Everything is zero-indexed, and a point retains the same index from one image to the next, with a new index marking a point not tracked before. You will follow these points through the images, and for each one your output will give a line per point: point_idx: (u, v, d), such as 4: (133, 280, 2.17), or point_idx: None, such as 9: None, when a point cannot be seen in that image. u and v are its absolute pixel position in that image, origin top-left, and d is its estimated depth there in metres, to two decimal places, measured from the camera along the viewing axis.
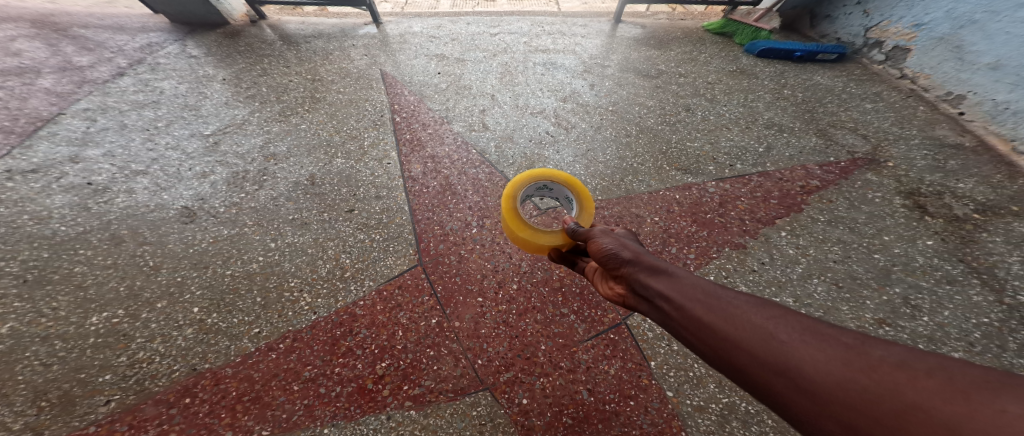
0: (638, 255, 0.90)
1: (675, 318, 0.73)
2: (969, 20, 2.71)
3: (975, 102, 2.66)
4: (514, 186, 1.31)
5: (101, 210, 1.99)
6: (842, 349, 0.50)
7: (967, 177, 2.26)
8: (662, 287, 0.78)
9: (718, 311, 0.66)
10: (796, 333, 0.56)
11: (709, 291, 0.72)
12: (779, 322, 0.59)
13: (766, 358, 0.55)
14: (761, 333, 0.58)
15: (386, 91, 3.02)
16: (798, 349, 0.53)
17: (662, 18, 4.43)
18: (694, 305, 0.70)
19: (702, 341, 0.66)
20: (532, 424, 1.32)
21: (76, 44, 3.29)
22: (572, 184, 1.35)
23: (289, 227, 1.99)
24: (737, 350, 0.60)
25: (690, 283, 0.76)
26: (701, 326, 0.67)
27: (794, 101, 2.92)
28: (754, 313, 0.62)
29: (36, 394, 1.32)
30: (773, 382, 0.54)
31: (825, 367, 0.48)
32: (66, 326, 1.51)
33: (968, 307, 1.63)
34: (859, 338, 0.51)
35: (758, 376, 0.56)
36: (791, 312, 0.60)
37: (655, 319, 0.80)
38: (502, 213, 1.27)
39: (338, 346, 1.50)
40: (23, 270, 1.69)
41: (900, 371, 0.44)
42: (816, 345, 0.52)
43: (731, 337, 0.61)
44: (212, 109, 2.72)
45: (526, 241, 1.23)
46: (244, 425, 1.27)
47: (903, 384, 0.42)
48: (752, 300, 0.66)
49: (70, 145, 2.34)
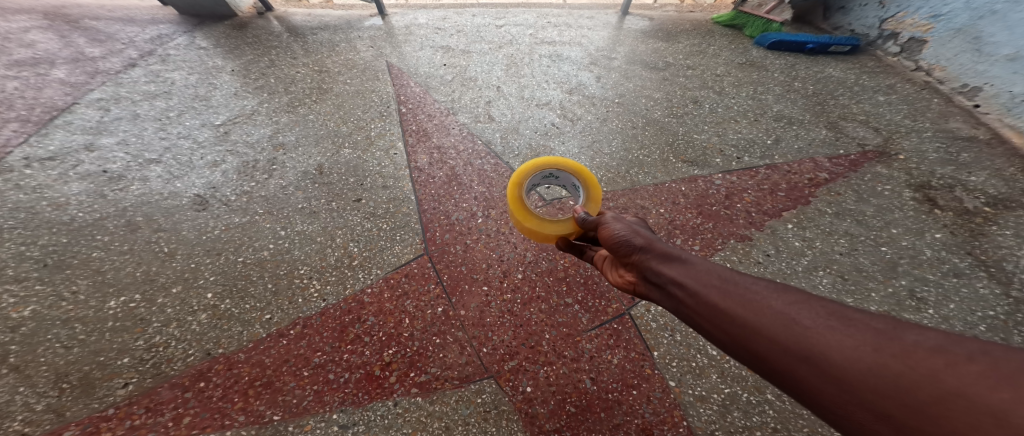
0: (649, 242, 0.91)
1: (689, 305, 0.75)
2: (989, 11, 2.65)
3: (991, 95, 2.61)
4: (521, 174, 1.30)
5: (117, 197, 2.04)
6: (872, 335, 0.50)
7: (980, 170, 2.22)
8: (675, 273, 0.80)
9: (736, 297, 0.67)
10: (819, 318, 0.56)
11: (725, 277, 0.73)
12: (801, 308, 0.60)
13: (789, 344, 0.56)
14: (783, 319, 0.59)
15: (392, 82, 3.02)
16: (821, 335, 0.53)
17: (670, 10, 4.36)
18: (709, 290, 0.72)
19: (719, 328, 0.68)
20: (536, 412, 1.35)
21: (88, 36, 3.34)
22: (580, 173, 1.34)
23: (298, 216, 2.02)
24: (757, 336, 0.61)
25: (705, 269, 0.77)
26: (719, 313, 0.68)
27: (804, 94, 2.88)
28: (774, 299, 0.63)
29: (57, 376, 1.36)
30: (797, 369, 0.54)
31: (853, 354, 0.49)
32: (85, 309, 1.56)
33: (974, 300, 1.62)
34: (888, 324, 0.50)
35: (781, 363, 0.57)
36: (812, 297, 0.61)
37: (668, 306, 0.81)
38: (508, 202, 1.27)
39: (346, 333, 1.54)
40: (43, 255, 1.74)
41: (936, 356, 0.43)
42: (841, 331, 0.53)
43: (749, 322, 0.63)
44: (222, 100, 2.76)
45: (534, 230, 1.24)
46: (256, 409, 1.31)
47: (941, 370, 0.41)
48: (772, 286, 0.67)
49: (85, 133, 2.40)
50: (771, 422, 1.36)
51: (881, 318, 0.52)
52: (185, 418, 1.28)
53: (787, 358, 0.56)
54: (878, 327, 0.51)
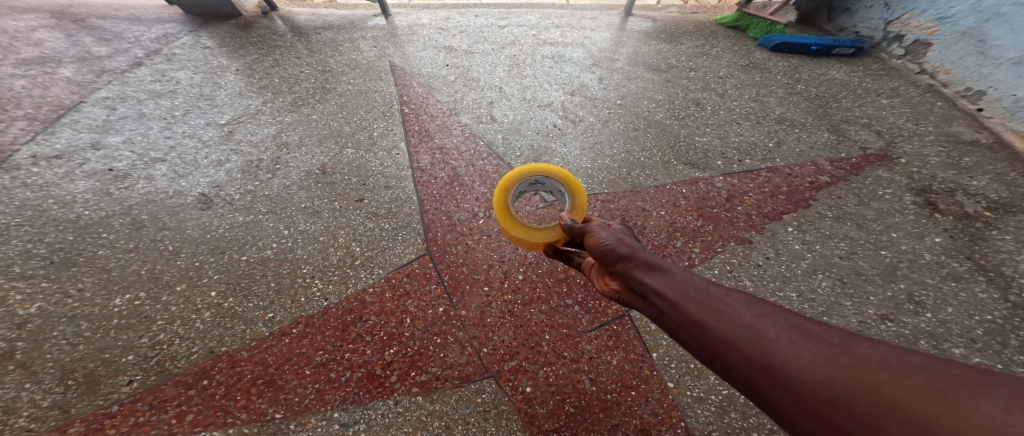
0: (634, 251, 0.92)
1: (667, 314, 0.75)
2: (996, 13, 2.64)
3: (995, 98, 2.60)
4: (508, 180, 1.31)
5: (123, 195, 2.06)
6: (827, 348, 0.51)
7: (982, 175, 2.22)
8: (655, 282, 0.80)
9: (710, 308, 0.68)
10: (784, 331, 0.57)
11: (702, 289, 0.74)
12: (768, 320, 0.61)
13: (754, 356, 0.57)
14: (750, 331, 0.60)
15: (396, 82, 3.04)
16: (784, 348, 0.54)
17: (673, 11, 4.35)
18: (687, 301, 0.72)
19: (695, 338, 0.68)
20: (535, 412, 1.36)
21: (94, 35, 3.37)
22: (567, 181, 1.33)
23: (301, 215, 2.04)
24: (727, 348, 0.61)
25: (684, 280, 0.78)
26: (694, 323, 0.69)
27: (807, 96, 2.87)
28: (743, 311, 0.64)
29: (63, 373, 1.39)
30: (761, 380, 0.55)
31: (810, 366, 0.50)
32: (91, 306, 1.59)
33: (972, 304, 1.63)
34: (842, 338, 0.52)
35: (747, 374, 0.58)
36: (779, 310, 0.61)
37: (649, 314, 0.82)
38: (494, 209, 1.28)
39: (348, 332, 1.55)
40: (49, 252, 1.77)
41: (880, 368, 0.44)
42: (801, 344, 0.54)
43: (721, 334, 0.63)
44: (226, 99, 2.78)
45: (521, 239, 1.25)
46: (258, 407, 1.33)
47: (881, 382, 0.42)
48: (743, 298, 0.67)
49: (91, 132, 2.43)
50: (768, 424, 1.37)
51: (838, 332, 0.53)
52: (189, 415, 1.30)
53: (752, 369, 0.57)
54: (833, 341, 0.52)
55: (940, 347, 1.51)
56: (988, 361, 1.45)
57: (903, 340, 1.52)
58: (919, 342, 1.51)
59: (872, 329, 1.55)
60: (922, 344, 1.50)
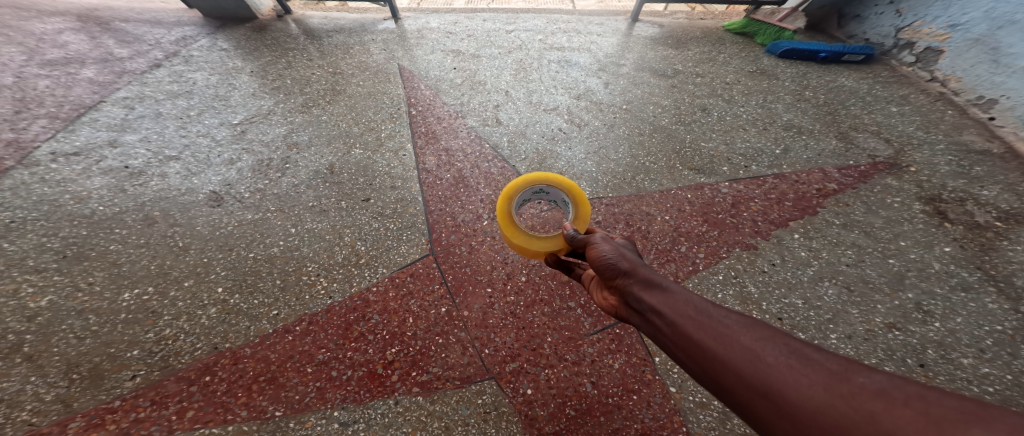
0: (634, 267, 0.93)
1: (666, 333, 0.75)
2: (1008, 20, 2.61)
3: (1007, 107, 2.56)
4: (513, 187, 1.32)
5: (136, 192, 2.12)
6: (825, 375, 0.51)
7: (992, 184, 2.18)
8: (654, 301, 0.81)
9: (709, 330, 0.68)
10: (783, 356, 0.57)
11: (702, 309, 0.73)
12: (767, 344, 0.60)
13: (752, 380, 0.57)
14: (749, 355, 0.60)
15: (403, 85, 3.09)
16: (782, 373, 0.54)
17: (681, 18, 4.36)
18: (685, 321, 0.72)
19: (692, 359, 0.68)
20: (536, 415, 1.35)
21: (116, 37, 3.48)
22: (571, 191, 1.33)
23: (308, 214, 2.08)
24: (725, 371, 0.61)
25: (683, 299, 0.78)
26: (692, 344, 0.69)
27: (815, 103, 2.86)
28: (743, 334, 0.64)
29: (69, 367, 1.42)
30: (757, 404, 0.56)
31: (807, 393, 0.50)
32: (100, 301, 1.63)
33: (981, 314, 1.60)
34: (842, 365, 0.51)
35: (744, 398, 0.58)
36: (779, 334, 0.61)
37: (646, 331, 0.82)
38: (497, 216, 1.29)
39: (350, 330, 1.57)
40: (63, 246, 1.82)
41: (877, 398, 0.44)
42: (800, 370, 0.54)
43: (720, 356, 0.63)
44: (240, 100, 2.85)
45: (521, 247, 1.25)
46: (259, 405, 1.35)
47: (878, 411, 0.42)
48: (743, 321, 0.67)
49: (109, 130, 2.50)
50: None
51: (838, 359, 0.53)
52: (189, 412, 1.32)
53: (748, 392, 0.57)
54: (832, 368, 0.52)
55: (949, 356, 1.47)
56: (998, 372, 1.42)
57: (912, 349, 1.49)
58: (927, 352, 1.48)
59: (879, 337, 1.52)
60: (931, 353, 1.47)
